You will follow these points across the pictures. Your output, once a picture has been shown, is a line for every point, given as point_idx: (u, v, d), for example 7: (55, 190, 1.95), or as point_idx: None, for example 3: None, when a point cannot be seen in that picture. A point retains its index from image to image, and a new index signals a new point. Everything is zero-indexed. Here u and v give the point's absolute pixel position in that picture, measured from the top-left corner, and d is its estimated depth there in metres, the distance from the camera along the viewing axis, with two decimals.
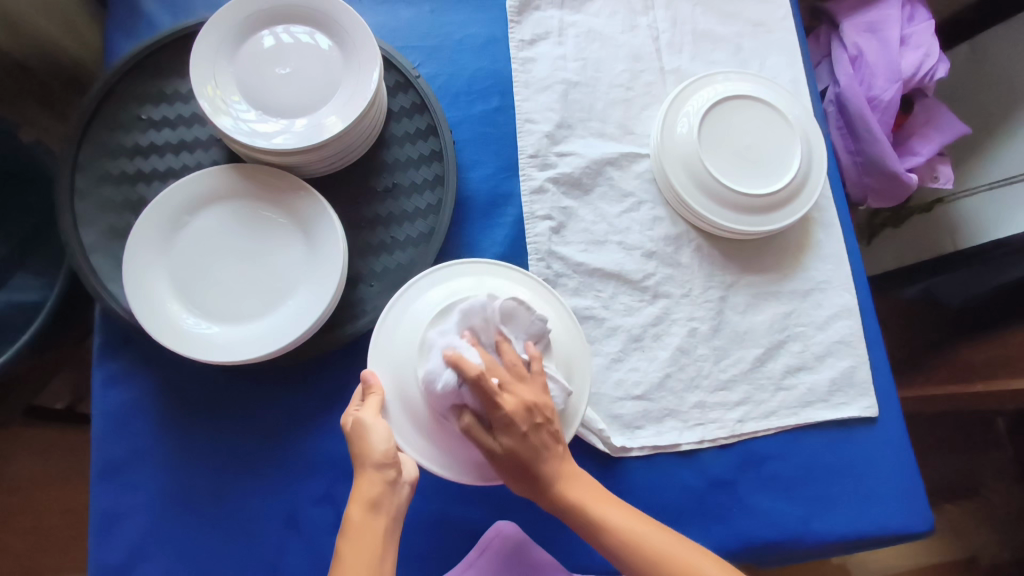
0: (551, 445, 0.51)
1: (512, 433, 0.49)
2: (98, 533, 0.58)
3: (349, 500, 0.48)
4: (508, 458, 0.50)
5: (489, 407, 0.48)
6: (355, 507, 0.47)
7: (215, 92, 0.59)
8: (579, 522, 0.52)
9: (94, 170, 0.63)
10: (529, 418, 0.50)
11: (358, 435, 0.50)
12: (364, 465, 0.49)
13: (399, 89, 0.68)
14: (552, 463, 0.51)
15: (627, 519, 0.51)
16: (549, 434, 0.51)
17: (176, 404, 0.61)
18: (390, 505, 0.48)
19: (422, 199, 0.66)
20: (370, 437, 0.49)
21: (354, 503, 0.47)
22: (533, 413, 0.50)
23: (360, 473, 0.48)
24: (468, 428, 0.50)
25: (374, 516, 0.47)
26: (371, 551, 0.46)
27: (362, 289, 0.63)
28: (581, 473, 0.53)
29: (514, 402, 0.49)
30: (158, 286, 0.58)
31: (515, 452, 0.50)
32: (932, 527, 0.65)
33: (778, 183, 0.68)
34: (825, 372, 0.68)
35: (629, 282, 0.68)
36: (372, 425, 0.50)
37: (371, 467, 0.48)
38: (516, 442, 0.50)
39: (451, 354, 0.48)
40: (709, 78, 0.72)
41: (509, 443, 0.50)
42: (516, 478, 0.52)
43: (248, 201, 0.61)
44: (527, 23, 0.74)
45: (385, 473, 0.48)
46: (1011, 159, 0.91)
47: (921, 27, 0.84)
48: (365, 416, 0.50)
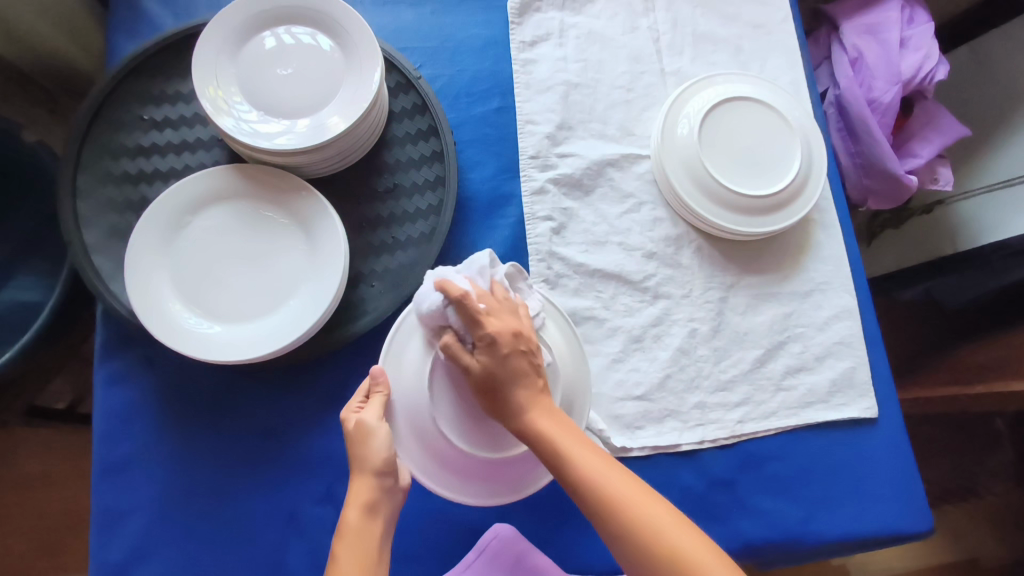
0: (531, 374, 0.51)
1: (491, 352, 0.49)
2: (100, 531, 0.58)
3: (345, 504, 0.48)
4: (483, 377, 0.49)
5: (472, 326, 0.50)
6: (351, 511, 0.48)
7: (217, 93, 0.60)
8: (549, 458, 0.49)
9: (95, 170, 0.64)
10: (512, 343, 0.50)
11: (357, 438, 0.50)
12: (362, 470, 0.49)
13: (400, 90, 0.68)
14: (525, 394, 0.50)
15: (591, 459, 0.49)
16: (531, 363, 0.51)
17: (177, 403, 0.61)
18: (386, 510, 0.49)
19: (423, 200, 0.66)
20: (370, 443, 0.50)
21: (352, 507, 0.48)
22: (518, 339, 0.50)
23: (356, 478, 0.49)
24: (449, 349, 0.50)
25: (371, 521, 0.48)
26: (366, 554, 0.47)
27: (363, 289, 0.63)
28: (556, 414, 0.51)
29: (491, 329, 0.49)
30: (160, 285, 0.58)
31: (490, 372, 0.49)
32: (932, 528, 0.65)
33: (777, 185, 0.68)
34: (825, 373, 0.68)
35: (630, 283, 0.68)
36: (374, 429, 0.50)
37: (370, 472, 0.49)
38: (494, 361, 0.49)
39: (440, 278, 0.51)
40: (709, 79, 0.73)
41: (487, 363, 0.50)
42: (489, 404, 0.50)
43: (250, 201, 0.61)
44: (528, 24, 0.74)
45: (382, 479, 0.49)
46: (1011, 160, 0.92)
47: (921, 29, 0.84)
48: (369, 418, 0.50)
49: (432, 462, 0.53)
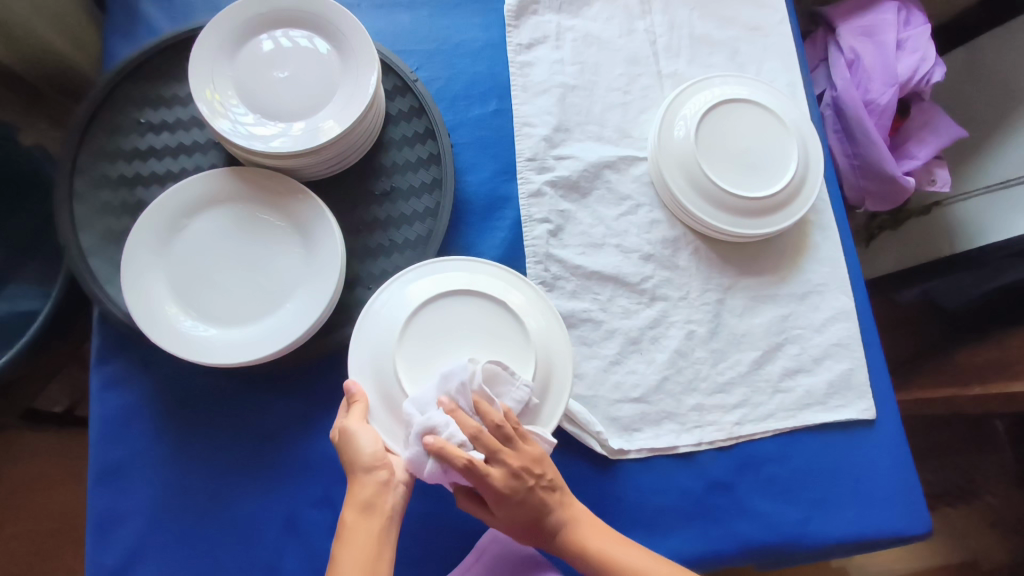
0: (549, 500, 0.51)
1: (508, 506, 0.50)
2: (96, 537, 0.58)
3: (343, 506, 0.48)
4: (510, 523, 0.51)
5: (478, 485, 0.48)
6: (349, 512, 0.48)
7: (213, 96, 0.60)
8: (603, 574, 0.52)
9: (91, 173, 0.64)
10: (520, 482, 0.49)
11: (345, 445, 0.50)
12: (355, 471, 0.49)
13: (397, 93, 0.68)
14: (559, 516, 0.52)
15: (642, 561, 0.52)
16: (543, 490, 0.51)
17: (173, 407, 0.61)
18: (384, 505, 0.48)
19: (420, 203, 0.66)
20: (358, 443, 0.50)
21: (349, 508, 0.48)
22: (524, 476, 0.49)
23: (353, 478, 0.49)
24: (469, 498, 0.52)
25: (368, 517, 0.47)
26: (364, 551, 0.46)
27: (359, 292, 0.63)
28: (593, 523, 0.54)
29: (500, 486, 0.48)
30: (157, 289, 0.58)
31: (516, 521, 0.51)
32: (930, 530, 0.65)
33: (773, 187, 0.68)
34: (823, 375, 0.68)
35: (627, 285, 0.68)
36: (357, 432, 0.50)
37: (363, 470, 0.49)
38: (516, 512, 0.50)
39: (432, 443, 0.47)
40: (706, 81, 0.73)
41: (507, 512, 0.50)
42: (527, 535, 0.52)
43: (245, 204, 0.61)
44: (525, 27, 0.74)
45: (375, 474, 0.49)
46: (1008, 162, 0.92)
47: (917, 32, 0.85)
48: (350, 423, 0.51)
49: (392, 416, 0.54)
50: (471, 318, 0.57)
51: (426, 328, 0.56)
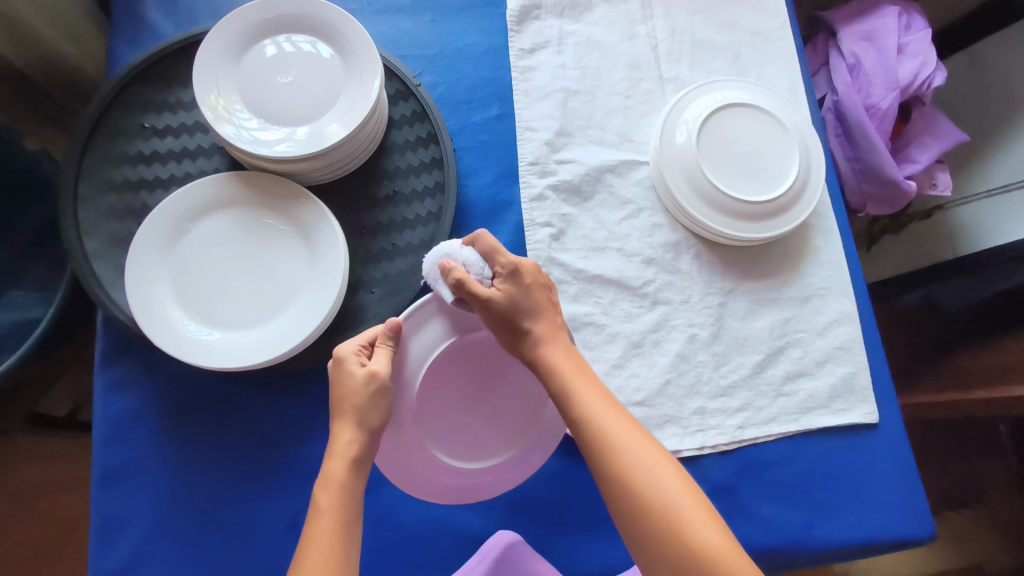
0: (549, 310, 0.55)
1: (512, 280, 0.54)
2: (99, 540, 0.58)
3: (331, 454, 0.48)
4: (506, 305, 0.53)
5: (491, 256, 0.55)
6: (335, 460, 0.48)
7: (217, 101, 0.60)
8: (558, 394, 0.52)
9: (96, 178, 0.64)
10: (528, 272, 0.55)
11: (367, 391, 0.50)
12: (359, 422, 0.49)
13: (400, 98, 0.69)
14: (543, 326, 0.54)
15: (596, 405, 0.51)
16: (547, 297, 0.55)
17: (176, 410, 0.61)
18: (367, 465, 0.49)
19: (422, 207, 0.66)
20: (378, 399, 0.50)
21: (338, 459, 0.48)
22: (533, 274, 0.55)
23: (347, 427, 0.49)
24: (462, 285, 0.52)
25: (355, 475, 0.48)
26: (344, 501, 0.47)
27: (362, 296, 0.63)
28: (569, 349, 0.54)
29: (502, 266, 0.54)
30: (159, 292, 0.58)
31: (512, 297, 0.53)
32: (933, 534, 0.65)
33: (774, 191, 0.68)
34: (825, 379, 0.68)
35: (629, 288, 0.68)
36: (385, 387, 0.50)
37: (365, 427, 0.49)
38: (514, 288, 0.53)
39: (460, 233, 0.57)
40: (707, 86, 0.73)
41: (508, 285, 0.53)
42: (510, 334, 0.53)
43: (249, 207, 0.61)
44: (527, 32, 0.75)
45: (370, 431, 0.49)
46: (1009, 166, 0.92)
47: (917, 37, 0.85)
48: (381, 372, 0.50)
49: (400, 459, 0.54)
50: (466, 365, 0.58)
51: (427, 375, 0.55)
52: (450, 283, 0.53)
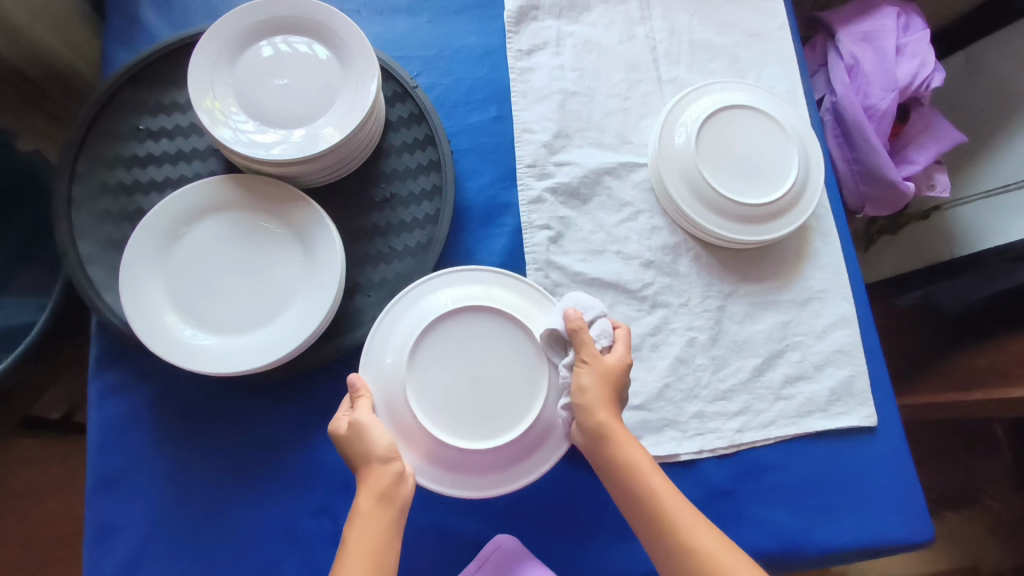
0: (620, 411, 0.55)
1: (620, 370, 0.54)
2: (94, 546, 0.58)
3: (357, 494, 0.49)
4: (599, 378, 0.52)
5: (622, 344, 0.55)
6: (365, 498, 0.48)
7: (213, 104, 0.59)
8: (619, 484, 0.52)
9: (90, 181, 0.63)
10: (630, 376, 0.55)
11: (359, 435, 0.50)
12: (370, 461, 0.49)
13: (397, 99, 0.68)
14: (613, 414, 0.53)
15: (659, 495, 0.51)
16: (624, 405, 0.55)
17: (172, 416, 0.61)
18: (399, 495, 0.49)
19: (420, 209, 0.66)
20: (372, 436, 0.50)
21: (365, 496, 0.48)
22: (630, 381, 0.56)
23: (366, 469, 0.49)
24: (578, 333, 0.53)
25: (383, 508, 0.48)
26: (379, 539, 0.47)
27: (360, 300, 0.63)
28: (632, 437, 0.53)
29: (621, 351, 0.55)
30: (155, 297, 0.58)
31: (609, 380, 0.53)
32: (932, 537, 0.65)
33: (774, 194, 0.68)
34: (824, 382, 0.68)
35: (627, 291, 0.68)
36: (370, 425, 0.51)
37: (376, 463, 0.49)
38: (615, 376, 0.53)
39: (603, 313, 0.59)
40: (706, 88, 0.72)
41: (618, 369, 0.54)
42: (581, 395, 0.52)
43: (245, 212, 0.61)
44: (525, 33, 0.74)
45: (391, 466, 0.49)
46: (1008, 167, 0.91)
47: (915, 38, 0.85)
48: (360, 417, 0.51)
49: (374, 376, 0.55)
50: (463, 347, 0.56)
51: (449, 333, 0.56)
52: (569, 324, 0.53)
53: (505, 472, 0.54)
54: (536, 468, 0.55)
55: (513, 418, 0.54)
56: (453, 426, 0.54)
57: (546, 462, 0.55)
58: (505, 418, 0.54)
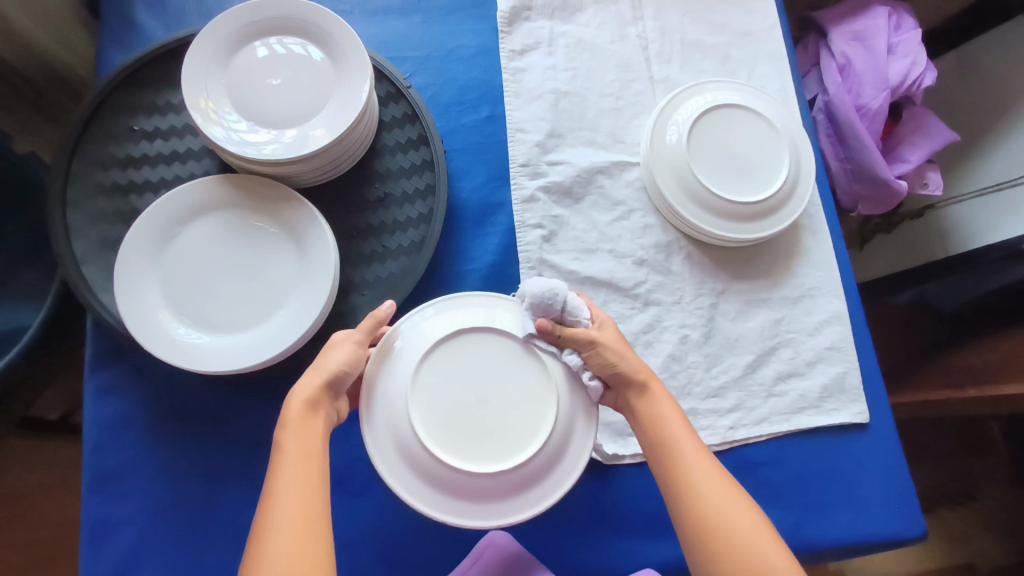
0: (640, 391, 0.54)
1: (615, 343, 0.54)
2: (89, 543, 0.58)
3: (289, 398, 0.50)
4: (611, 342, 0.54)
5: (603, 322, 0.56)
6: (293, 405, 0.49)
7: (207, 104, 0.60)
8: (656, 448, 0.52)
9: (85, 181, 0.64)
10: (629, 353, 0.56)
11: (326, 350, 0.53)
12: (316, 370, 0.51)
13: (390, 100, 0.69)
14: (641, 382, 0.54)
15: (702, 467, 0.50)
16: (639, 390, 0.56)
17: (166, 414, 0.61)
18: (325, 412, 0.50)
19: (413, 209, 0.66)
20: (333, 353, 0.52)
21: (295, 402, 0.49)
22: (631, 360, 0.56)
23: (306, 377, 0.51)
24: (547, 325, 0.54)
25: (310, 416, 0.49)
26: (309, 444, 0.48)
27: (354, 299, 0.63)
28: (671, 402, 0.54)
29: (598, 313, 0.57)
30: (149, 295, 0.58)
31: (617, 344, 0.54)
32: (926, 532, 0.65)
33: (766, 191, 0.68)
34: (816, 378, 0.68)
35: (620, 290, 0.68)
36: (339, 344, 0.53)
37: (322, 374, 0.51)
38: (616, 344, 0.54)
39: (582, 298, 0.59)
40: (699, 86, 0.73)
41: (624, 343, 0.55)
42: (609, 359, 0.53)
43: (239, 210, 0.61)
44: (517, 33, 0.75)
45: (333, 384, 0.51)
46: (1000, 165, 0.92)
47: (907, 36, 0.85)
48: (340, 337, 0.54)
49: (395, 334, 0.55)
50: (444, 389, 0.53)
51: (491, 347, 0.54)
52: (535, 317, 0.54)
53: (450, 497, 0.51)
54: (476, 518, 0.51)
55: (535, 417, 0.52)
56: (497, 452, 0.52)
57: (488, 522, 0.51)
58: (504, 450, 0.52)
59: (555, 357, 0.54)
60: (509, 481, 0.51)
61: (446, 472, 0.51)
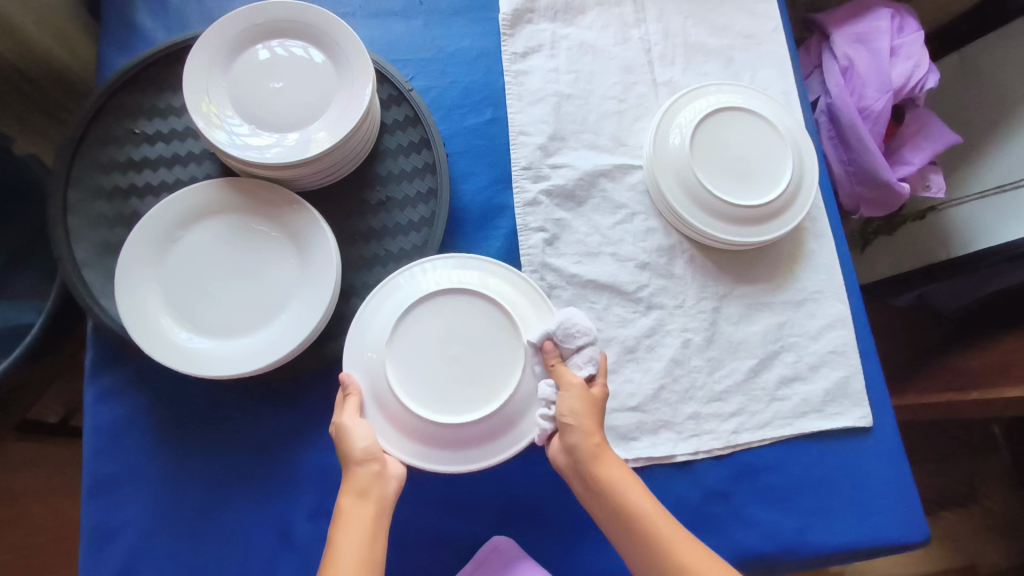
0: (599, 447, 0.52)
1: (592, 406, 0.53)
2: (91, 549, 0.58)
3: (340, 493, 0.50)
4: (581, 402, 0.52)
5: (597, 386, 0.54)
6: (346, 498, 0.49)
7: (208, 108, 0.59)
8: (625, 527, 0.50)
9: (86, 185, 0.63)
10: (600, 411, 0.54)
11: (341, 439, 0.52)
12: (350, 463, 0.51)
13: (393, 102, 0.68)
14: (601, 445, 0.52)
15: (675, 539, 0.49)
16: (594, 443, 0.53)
17: (167, 419, 0.61)
18: (379, 493, 0.50)
19: (415, 212, 0.66)
20: (353, 438, 0.51)
21: (344, 495, 0.49)
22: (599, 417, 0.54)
23: (348, 469, 0.51)
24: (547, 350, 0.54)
25: (363, 503, 0.49)
26: (366, 550, 0.47)
27: (355, 302, 0.63)
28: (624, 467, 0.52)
29: (603, 382, 0.55)
30: (150, 302, 0.58)
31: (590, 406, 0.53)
32: (928, 537, 0.65)
33: (770, 195, 0.68)
34: (819, 383, 0.68)
35: (623, 293, 0.68)
36: (353, 426, 0.52)
37: (357, 462, 0.50)
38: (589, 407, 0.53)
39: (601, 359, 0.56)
40: (702, 90, 0.73)
41: (595, 405, 0.53)
42: (575, 419, 0.52)
43: (239, 215, 0.61)
44: (520, 36, 0.74)
45: (369, 466, 0.50)
46: (1003, 167, 0.92)
47: (910, 39, 0.85)
48: (345, 420, 0.52)
49: (406, 274, 0.59)
50: (417, 357, 0.55)
51: (450, 302, 0.56)
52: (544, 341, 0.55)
53: (400, 432, 0.54)
54: (415, 458, 0.54)
55: (501, 341, 0.56)
56: (485, 386, 0.54)
57: (442, 468, 0.54)
58: (491, 384, 0.54)
59: (531, 376, 0.55)
60: (468, 432, 0.54)
61: (452, 430, 0.53)
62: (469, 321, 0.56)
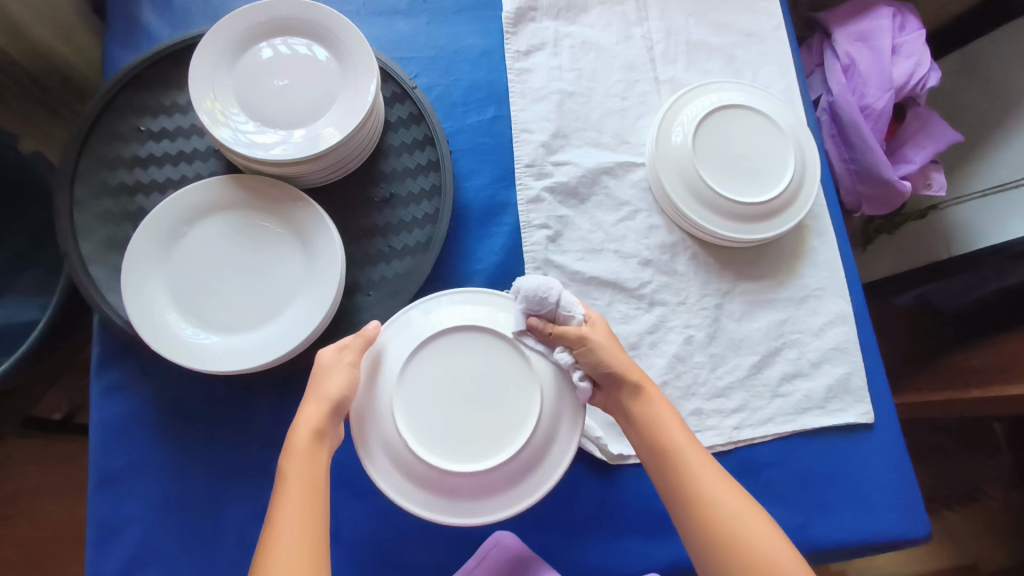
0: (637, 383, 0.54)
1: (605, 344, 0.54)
2: (96, 542, 0.58)
3: (293, 428, 0.49)
4: (601, 342, 0.54)
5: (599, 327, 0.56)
6: (300, 435, 0.49)
7: (214, 105, 0.60)
8: (663, 460, 0.52)
9: (91, 181, 0.64)
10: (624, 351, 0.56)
11: (318, 372, 0.51)
12: (315, 399, 0.50)
13: (396, 100, 0.69)
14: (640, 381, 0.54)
15: (708, 474, 0.51)
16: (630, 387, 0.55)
17: (172, 414, 0.61)
18: (331, 438, 0.50)
19: (419, 209, 0.66)
20: (330, 379, 0.51)
21: (299, 432, 0.49)
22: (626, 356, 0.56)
23: (307, 405, 0.50)
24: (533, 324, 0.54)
25: (317, 447, 0.49)
26: (306, 512, 0.46)
27: (359, 299, 0.63)
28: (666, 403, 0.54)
29: (596, 315, 0.57)
30: (155, 296, 0.58)
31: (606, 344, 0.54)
32: (930, 533, 0.65)
33: (771, 192, 0.68)
34: (821, 379, 0.68)
35: (626, 290, 0.69)
36: (334, 367, 0.51)
37: (324, 402, 0.50)
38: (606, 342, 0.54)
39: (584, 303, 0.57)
40: (704, 87, 0.73)
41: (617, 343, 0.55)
42: (608, 355, 0.53)
43: (243, 211, 0.61)
44: (523, 34, 0.75)
45: (333, 409, 0.50)
46: (1005, 165, 0.92)
47: (911, 37, 0.85)
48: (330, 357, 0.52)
49: (412, 311, 0.57)
50: (430, 409, 0.53)
51: (447, 345, 0.55)
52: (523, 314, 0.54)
53: (392, 466, 0.52)
54: (403, 497, 0.52)
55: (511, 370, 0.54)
56: (508, 421, 0.53)
57: (479, 518, 0.51)
58: (513, 417, 0.53)
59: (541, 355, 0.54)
60: (498, 476, 0.52)
61: (484, 476, 0.52)
62: (470, 358, 0.54)
